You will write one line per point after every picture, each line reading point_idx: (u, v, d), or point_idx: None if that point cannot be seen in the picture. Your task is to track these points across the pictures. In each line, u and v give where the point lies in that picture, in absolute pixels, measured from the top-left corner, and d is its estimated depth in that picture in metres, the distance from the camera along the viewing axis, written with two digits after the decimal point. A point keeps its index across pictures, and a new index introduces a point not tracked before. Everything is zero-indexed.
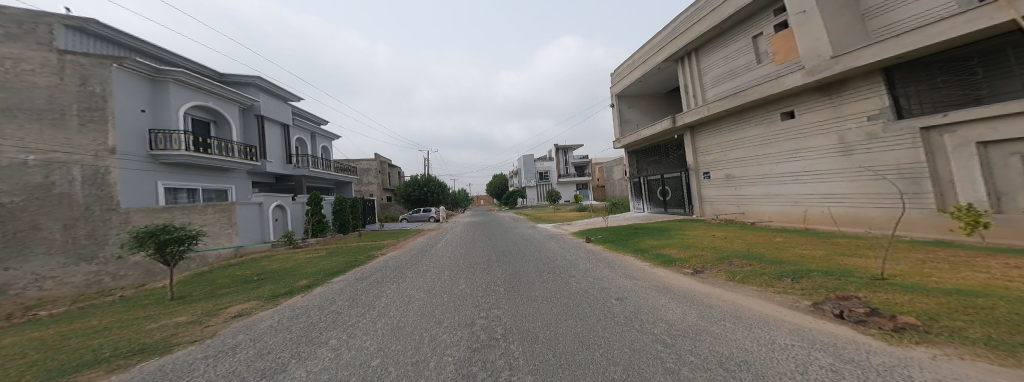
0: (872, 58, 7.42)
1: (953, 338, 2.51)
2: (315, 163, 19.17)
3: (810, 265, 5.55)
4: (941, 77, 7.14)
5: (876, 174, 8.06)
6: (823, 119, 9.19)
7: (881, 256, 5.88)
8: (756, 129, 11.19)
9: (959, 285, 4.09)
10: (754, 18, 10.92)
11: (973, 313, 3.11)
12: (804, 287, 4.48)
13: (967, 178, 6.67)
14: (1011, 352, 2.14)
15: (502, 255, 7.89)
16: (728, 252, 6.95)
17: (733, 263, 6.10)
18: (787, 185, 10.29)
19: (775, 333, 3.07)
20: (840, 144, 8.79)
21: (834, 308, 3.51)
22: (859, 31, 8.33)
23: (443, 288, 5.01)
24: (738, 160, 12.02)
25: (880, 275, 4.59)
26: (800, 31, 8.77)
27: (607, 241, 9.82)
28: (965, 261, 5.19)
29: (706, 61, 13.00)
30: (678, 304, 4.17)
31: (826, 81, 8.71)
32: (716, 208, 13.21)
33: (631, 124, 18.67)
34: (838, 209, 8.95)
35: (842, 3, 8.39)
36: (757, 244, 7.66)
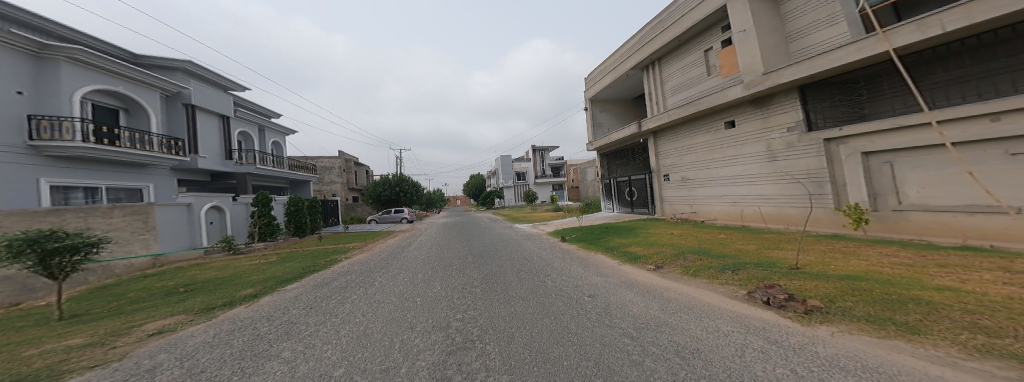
0: (792, 77, 8.65)
1: (844, 317, 2.99)
2: (263, 160, 17.06)
3: (745, 258, 6.28)
4: (838, 96, 8.69)
5: (792, 178, 9.41)
6: (755, 129, 10.50)
7: (797, 248, 6.86)
8: (705, 136, 12.43)
9: (849, 271, 4.94)
10: (706, 34, 12.13)
11: (858, 295, 3.73)
12: (741, 278, 5.02)
13: (854, 182, 8.07)
14: (887, 326, 2.62)
15: (478, 256, 7.74)
16: (684, 248, 7.58)
17: (687, 258, 6.67)
18: (728, 187, 11.57)
19: (719, 322, 3.38)
20: (767, 152, 10.13)
21: (762, 295, 3.95)
22: (784, 52, 9.68)
23: (414, 291, 4.77)
24: (691, 164, 13.22)
25: (795, 266, 5.33)
26: (741, 48, 9.93)
27: (580, 240, 10.16)
28: (855, 251, 6.25)
29: (666, 71, 14.14)
30: (641, 298, 4.44)
31: (759, 95, 9.95)
32: (674, 208, 14.35)
33: (603, 128, 19.64)
34: (766, 209, 10.26)
35: (772, 28, 9.67)
36: (707, 240, 8.44)
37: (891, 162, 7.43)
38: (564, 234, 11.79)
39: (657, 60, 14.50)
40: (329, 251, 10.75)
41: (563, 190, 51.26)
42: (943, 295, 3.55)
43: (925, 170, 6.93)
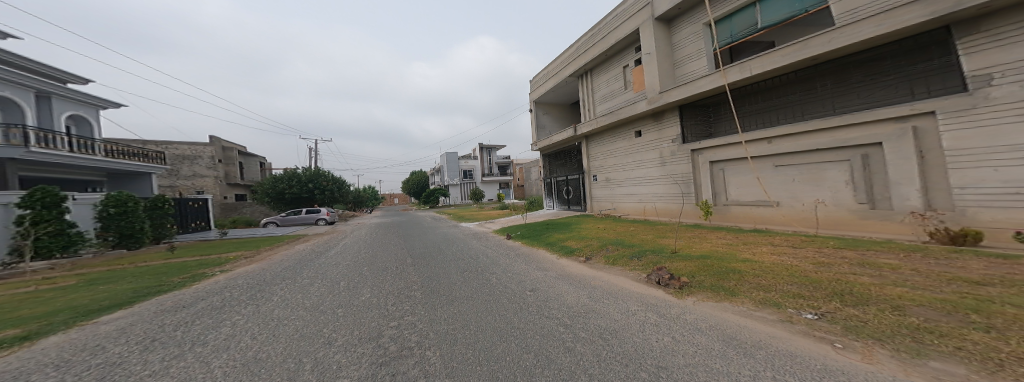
0: (676, 97, 10.86)
1: (702, 287, 4.40)
2: (38, 142, 11.54)
3: (644, 246, 7.67)
4: (697, 116, 11.53)
5: (672, 180, 11.91)
6: (653, 139, 12.82)
7: (674, 235, 8.77)
8: (623, 142, 14.51)
9: (699, 250, 6.67)
10: (625, 52, 14.10)
11: (698, 270, 5.16)
12: (643, 263, 6.13)
13: (703, 183, 10.84)
14: (724, 292, 4.14)
15: (418, 257, 7.25)
16: (606, 240, 8.73)
17: (609, 249, 7.74)
18: (635, 186, 13.87)
19: (629, 302, 4.11)
20: (659, 157, 12.51)
21: (654, 276, 5.00)
22: (671, 76, 11.86)
23: (335, 303, 4.13)
24: (612, 166, 15.29)
25: (675, 249, 6.87)
26: (648, 68, 12.02)
27: (525, 236, 10.58)
28: (707, 236, 8.37)
29: (597, 82, 15.92)
30: (573, 288, 4.97)
31: (657, 110, 12.13)
32: (600, 204, 16.32)
33: (546, 130, 20.81)
34: (656, 205, 12.74)
35: (664, 54, 11.80)
36: (620, 232, 9.94)
37: (724, 168, 10.26)
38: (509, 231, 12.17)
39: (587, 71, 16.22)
40: (226, 264, 8.30)
41: (508, 190, 51.28)
42: (758, 265, 5.14)
43: (740, 175, 9.80)
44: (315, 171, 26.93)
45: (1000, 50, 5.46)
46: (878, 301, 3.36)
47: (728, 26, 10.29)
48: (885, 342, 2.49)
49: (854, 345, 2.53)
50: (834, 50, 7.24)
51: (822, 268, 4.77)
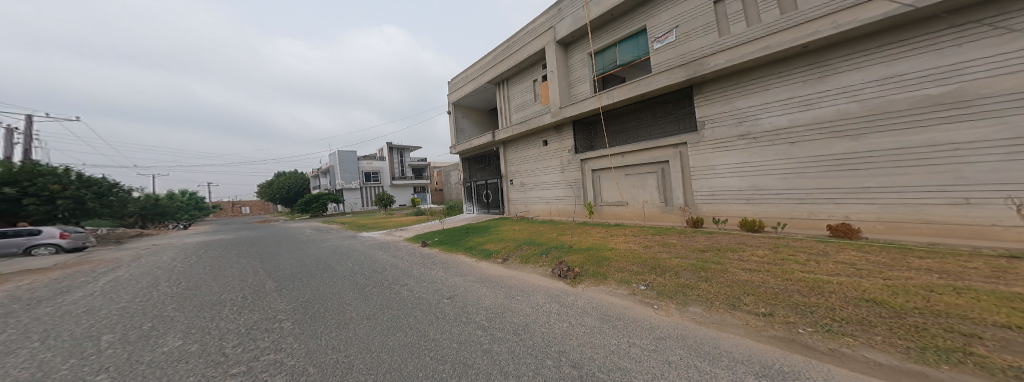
0: (571, 113, 12.58)
1: (587, 275, 5.28)
2: None
3: (553, 243, 8.51)
4: (581, 131, 13.57)
5: (568, 183, 13.76)
6: (554, 148, 14.42)
7: (572, 232, 10.17)
8: (532, 150, 15.67)
9: (588, 243, 7.95)
10: (534, 67, 15.43)
11: (588, 261, 6.08)
12: (549, 259, 6.84)
13: (584, 186, 13.17)
14: (598, 278, 5.11)
15: (304, 277, 5.94)
16: (521, 240, 9.27)
17: (524, 248, 8.17)
18: (541, 190, 15.28)
19: (538, 297, 4.51)
20: (559, 165, 14.11)
21: (557, 270, 5.62)
22: (567, 94, 13.62)
23: (118, 359, 2.71)
24: (522, 171, 16.36)
25: (574, 244, 7.95)
26: (552, 85, 13.60)
27: (440, 242, 10.13)
28: (595, 230, 10.04)
29: (511, 91, 16.77)
30: (492, 290, 5.06)
31: (558, 123, 13.73)
32: (513, 208, 17.11)
33: (464, 133, 20.68)
34: (556, 206, 14.48)
35: (561, 75, 13.51)
36: (532, 232, 10.79)
37: (596, 175, 12.69)
38: (427, 237, 11.47)
39: (500, 80, 17.09)
40: None
41: (425, 194, 47.47)
42: (620, 252, 6.57)
43: (605, 180, 12.35)
44: (29, 169, 15.96)
45: (705, 105, 9.28)
46: (668, 269, 5.08)
47: (599, 60, 12.70)
48: (674, 300, 3.84)
49: (661, 305, 3.74)
50: (663, 90, 9.91)
51: (658, 249, 6.56)
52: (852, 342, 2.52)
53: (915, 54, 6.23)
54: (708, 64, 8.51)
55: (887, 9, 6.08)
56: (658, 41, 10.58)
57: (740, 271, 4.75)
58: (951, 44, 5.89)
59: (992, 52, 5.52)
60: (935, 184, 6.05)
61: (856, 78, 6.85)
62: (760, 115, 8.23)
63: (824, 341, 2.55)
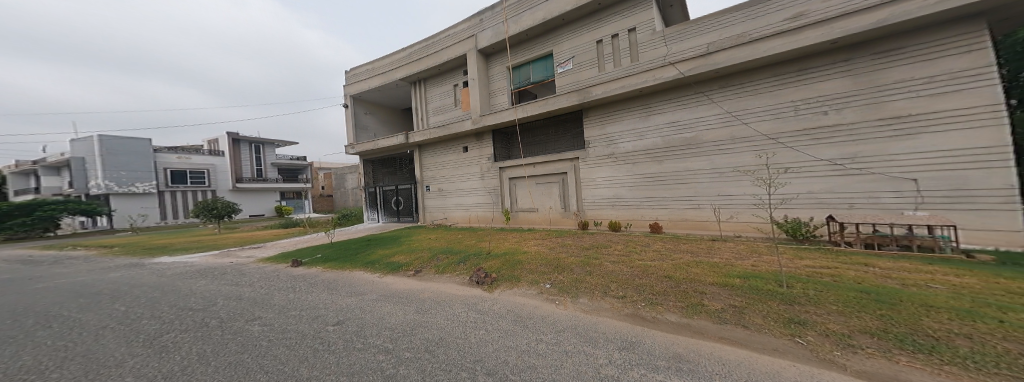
0: (491, 122, 12.86)
1: (502, 281, 5.37)
2: None
3: (470, 251, 8.34)
4: (500, 141, 13.95)
5: (488, 190, 13.94)
6: (474, 155, 14.41)
7: (490, 238, 10.32)
8: (451, 156, 15.27)
9: (505, 249, 8.12)
10: (454, 72, 15.21)
11: (505, 266, 6.22)
12: (468, 266, 6.71)
13: (501, 193, 13.56)
14: (513, 280, 5.35)
15: (98, 324, 4.02)
16: (437, 250, 8.73)
17: (440, 258, 7.73)
18: (461, 197, 14.96)
19: (455, 307, 4.35)
20: (479, 172, 14.21)
21: (475, 277, 5.54)
22: (488, 103, 13.96)
23: None
24: (441, 177, 15.71)
25: (493, 250, 7.97)
26: (473, 92, 13.69)
27: (329, 259, 8.49)
28: (512, 236, 10.41)
29: (429, 92, 16.06)
30: (399, 306, 4.60)
31: (477, 130, 13.82)
32: (431, 215, 16.19)
33: (366, 131, 18.53)
34: (477, 213, 14.45)
35: (482, 84, 13.75)
36: (451, 240, 10.43)
37: (513, 183, 13.30)
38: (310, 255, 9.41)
39: (416, 80, 16.21)
40: None
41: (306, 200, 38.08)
42: (531, 254, 7.04)
43: (520, 188, 13.10)
44: None
45: (589, 128, 11.10)
46: (568, 267, 5.76)
47: (514, 75, 13.56)
48: (570, 294, 4.34)
49: (561, 300, 4.17)
50: (565, 109, 11.26)
51: (560, 249, 7.37)
52: (663, 309, 3.65)
53: (680, 108, 9.34)
54: (593, 92, 10.09)
55: (670, 73, 8.78)
56: (561, 66, 12.06)
57: (608, 263, 5.89)
58: (691, 105, 9.18)
59: (705, 113, 8.97)
60: (690, 198, 9.22)
61: (654, 121, 9.78)
62: (618, 140, 10.45)
63: (650, 311, 3.59)
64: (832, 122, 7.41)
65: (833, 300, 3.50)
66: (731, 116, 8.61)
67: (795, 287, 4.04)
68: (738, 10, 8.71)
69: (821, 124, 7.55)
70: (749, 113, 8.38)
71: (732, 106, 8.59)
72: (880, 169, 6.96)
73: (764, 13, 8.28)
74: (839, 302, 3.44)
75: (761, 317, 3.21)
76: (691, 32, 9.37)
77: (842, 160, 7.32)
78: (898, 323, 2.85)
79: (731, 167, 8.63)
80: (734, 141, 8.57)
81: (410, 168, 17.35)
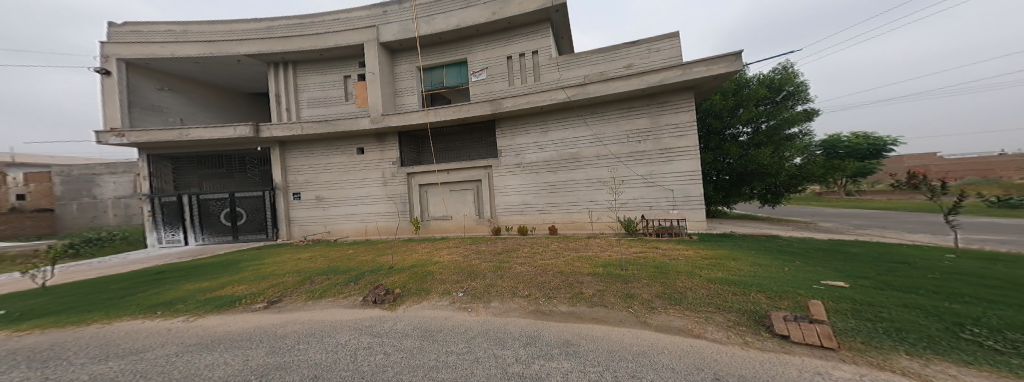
0: (397, 123, 11.77)
1: (403, 297, 4.89)
2: None
3: (362, 269, 7.22)
4: (409, 146, 13.11)
5: (392, 199, 12.72)
6: (374, 159, 12.84)
7: (393, 251, 9.40)
8: (340, 158, 13.14)
9: (412, 261, 7.52)
10: (345, 62, 13.33)
11: (404, 281, 5.73)
12: (361, 286, 5.76)
13: (408, 201, 12.63)
14: (419, 294, 5.00)
15: None
16: (310, 272, 7.07)
17: (314, 281, 6.26)
18: (356, 206, 13.09)
19: (339, 336, 3.65)
20: (381, 177, 12.82)
21: (372, 296, 4.86)
22: (392, 102, 12.89)
23: None
24: (326, 183, 13.27)
25: (393, 265, 7.15)
26: (371, 86, 12.30)
27: (28, 317, 4.71)
28: (414, 248, 9.70)
29: (303, 80, 13.51)
30: (243, 347, 3.40)
31: (378, 131, 12.37)
32: (307, 228, 13.41)
33: (159, 113, 13.51)
34: (380, 223, 12.92)
35: (385, 80, 12.61)
36: (337, 259, 8.75)
37: (423, 190, 12.62)
38: None
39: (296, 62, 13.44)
40: None
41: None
42: (445, 264, 6.76)
43: (432, 196, 12.50)
44: None
45: (501, 137, 11.62)
46: (473, 273, 5.88)
47: (427, 76, 13.02)
48: (482, 300, 4.41)
49: (473, 307, 4.17)
50: (478, 118, 11.50)
51: (473, 257, 7.36)
52: (557, 301, 4.18)
53: (568, 127, 10.95)
54: (504, 104, 10.66)
55: (557, 95, 10.18)
56: (473, 74, 12.30)
57: (516, 265, 6.31)
58: (570, 126, 10.94)
59: (581, 133, 10.85)
60: (573, 205, 10.92)
61: (545, 137, 11.16)
62: (524, 151, 11.36)
63: (548, 304, 4.06)
64: (646, 148, 10.17)
65: (645, 275, 5.04)
66: (597, 139, 10.66)
67: (628, 268, 5.53)
68: (603, 52, 10.92)
69: (640, 149, 10.26)
70: (605, 138, 10.59)
71: (595, 130, 10.69)
72: (662, 182, 10.05)
73: (606, 59, 10.85)
74: (649, 277, 4.96)
75: (612, 296, 4.23)
76: (577, 63, 11.15)
77: (647, 176, 10.17)
78: (668, 285, 4.54)
79: (601, 178, 10.60)
80: (598, 158, 10.66)
81: (265, 171, 14.63)
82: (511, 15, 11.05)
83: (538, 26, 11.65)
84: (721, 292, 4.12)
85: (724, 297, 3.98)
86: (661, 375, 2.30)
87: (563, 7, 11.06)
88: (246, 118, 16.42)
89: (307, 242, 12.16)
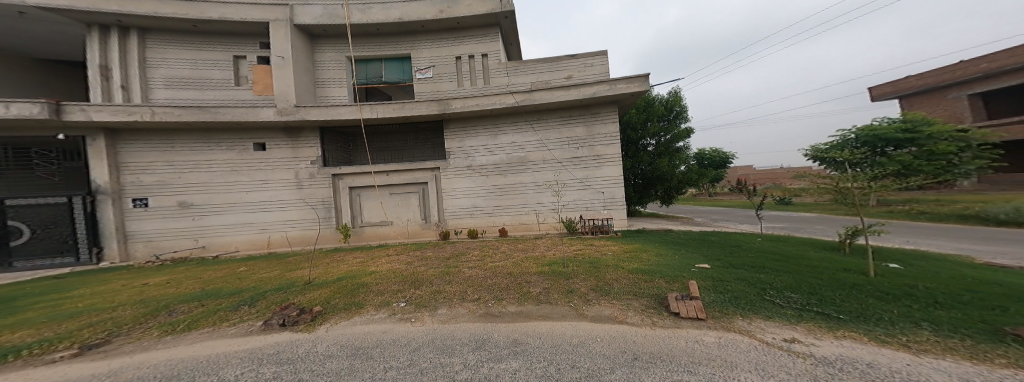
0: (317, 117, 10.21)
1: (331, 311, 4.19)
2: None
3: (263, 287, 5.59)
4: (337, 144, 11.82)
5: (309, 205, 10.85)
6: (285, 157, 10.73)
7: (312, 264, 7.66)
8: (224, 154, 10.35)
9: (339, 273, 6.54)
10: (236, 40, 10.92)
11: (324, 297, 4.78)
12: (258, 309, 4.36)
13: (333, 206, 11.10)
14: (349, 308, 4.31)
15: None
16: (164, 300, 4.93)
17: (176, 311, 4.43)
18: (252, 213, 10.53)
19: (225, 370, 2.72)
20: (294, 179, 10.76)
21: (278, 319, 3.79)
22: (311, 93, 11.29)
23: None
24: (197, 185, 10.20)
25: (310, 280, 5.87)
26: (279, 72, 10.48)
27: None
28: (340, 259, 8.36)
29: (162, 53, 10.37)
30: None
31: (288, 125, 10.44)
32: (162, 245, 10.02)
33: None
34: (293, 233, 10.81)
35: (302, 67, 10.96)
36: (216, 279, 6.45)
37: (355, 193, 11.34)
38: None
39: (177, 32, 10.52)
40: None
41: None
42: (382, 274, 6.21)
43: (366, 200, 11.37)
44: None
45: (450, 139, 11.32)
46: (411, 281, 5.55)
47: (362, 68, 12.01)
48: (427, 308, 4.24)
49: (417, 316, 3.97)
50: (423, 117, 11.02)
51: (417, 264, 7.00)
52: (506, 302, 4.28)
53: (518, 131, 11.27)
54: (450, 106, 10.47)
55: (506, 99, 10.42)
56: (420, 72, 11.76)
57: (466, 269, 6.20)
58: (515, 131, 11.29)
59: (525, 137, 11.27)
60: (517, 208, 11.24)
61: (489, 141, 11.28)
62: (474, 154, 11.30)
63: (497, 306, 4.13)
64: (582, 153, 11.11)
65: (582, 271, 5.51)
66: (542, 143, 11.22)
67: (570, 265, 5.95)
68: (547, 62, 11.55)
69: (584, 154, 11.13)
70: (545, 143, 11.22)
71: (537, 136, 11.24)
72: (597, 185, 11.07)
73: (546, 69, 11.53)
74: (586, 272, 5.43)
75: (554, 292, 4.51)
76: (521, 70, 11.59)
77: (585, 179, 11.09)
78: (598, 277, 5.08)
79: (546, 181, 11.19)
80: (539, 163, 11.20)
81: (67, 168, 9.43)
82: (461, 15, 10.91)
83: (488, 30, 11.78)
84: (637, 280, 4.81)
85: (639, 284, 4.64)
86: (595, 363, 2.53)
87: (511, 15, 11.40)
88: (33, 96, 10.99)
89: (163, 263, 9.08)
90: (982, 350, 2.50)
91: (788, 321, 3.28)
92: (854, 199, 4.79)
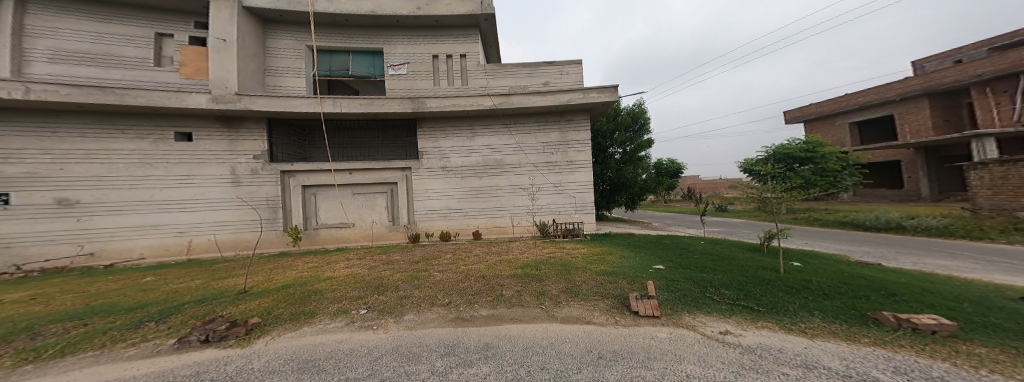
0: (262, 107, 9.29)
1: (275, 323, 3.77)
2: None
3: (181, 298, 4.85)
4: (289, 138, 10.91)
5: (249, 204, 9.72)
6: (218, 150, 9.58)
7: (246, 272, 6.87)
8: (131, 144, 8.98)
9: (286, 280, 5.93)
10: (161, 17, 9.69)
11: (261, 308, 4.28)
12: (170, 324, 3.74)
13: (281, 206, 10.09)
14: (300, 319, 3.91)
15: None
16: (27, 321, 3.95)
17: (46, 333, 3.57)
18: (164, 213, 9.20)
19: None
20: (230, 175, 9.64)
21: (199, 334, 3.28)
22: (259, 81, 10.28)
23: None
24: (86, 180, 8.60)
25: (244, 289, 5.19)
26: (217, 55, 9.36)
27: None
28: (288, 264, 7.63)
29: (55, 22, 8.79)
30: None
31: (225, 113, 9.36)
32: (27, 253, 8.25)
33: None
34: (222, 236, 9.60)
35: (250, 52, 9.97)
36: (110, 293, 5.41)
37: (309, 193, 10.48)
38: None
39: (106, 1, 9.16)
40: None
41: None
42: (340, 279, 5.82)
43: (323, 200, 10.60)
44: None
45: (423, 139, 10.98)
46: (372, 287, 5.23)
47: (325, 59, 11.27)
48: (392, 314, 4.01)
49: (379, 324, 3.73)
50: (394, 115, 10.57)
51: (384, 268, 6.63)
52: (478, 305, 4.19)
53: (496, 134, 11.25)
54: (425, 104, 10.16)
55: (484, 101, 10.36)
56: (392, 67, 11.26)
57: (437, 272, 6.01)
58: (488, 133, 11.22)
59: (499, 140, 11.24)
60: (488, 212, 11.14)
61: (460, 142, 11.10)
62: (449, 155, 11.05)
63: (468, 310, 4.03)
64: (554, 158, 11.30)
65: (553, 273, 5.59)
66: (518, 146, 11.27)
67: (542, 268, 5.98)
68: (525, 67, 11.70)
69: (555, 159, 11.33)
70: (513, 146, 11.26)
71: (510, 139, 11.27)
72: (570, 190, 11.32)
73: (524, 75, 11.66)
74: (557, 274, 5.52)
75: (525, 294, 4.51)
76: (500, 73, 11.60)
77: (558, 184, 11.30)
78: (570, 279, 5.15)
79: (521, 185, 11.24)
80: (508, 167, 11.22)
81: None
82: (439, 13, 10.74)
83: (467, 31, 11.67)
84: (605, 282, 4.96)
85: (605, 285, 4.79)
86: (562, 363, 2.55)
87: (492, 18, 11.41)
88: None
89: (29, 276, 7.60)
90: (859, 334, 2.97)
91: (722, 314, 3.58)
92: (771, 207, 5.30)
